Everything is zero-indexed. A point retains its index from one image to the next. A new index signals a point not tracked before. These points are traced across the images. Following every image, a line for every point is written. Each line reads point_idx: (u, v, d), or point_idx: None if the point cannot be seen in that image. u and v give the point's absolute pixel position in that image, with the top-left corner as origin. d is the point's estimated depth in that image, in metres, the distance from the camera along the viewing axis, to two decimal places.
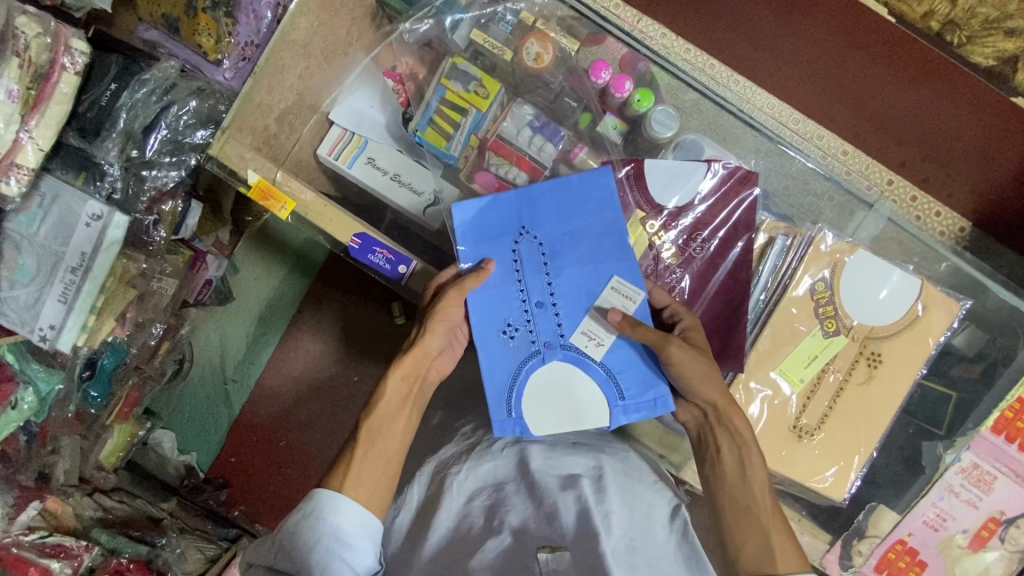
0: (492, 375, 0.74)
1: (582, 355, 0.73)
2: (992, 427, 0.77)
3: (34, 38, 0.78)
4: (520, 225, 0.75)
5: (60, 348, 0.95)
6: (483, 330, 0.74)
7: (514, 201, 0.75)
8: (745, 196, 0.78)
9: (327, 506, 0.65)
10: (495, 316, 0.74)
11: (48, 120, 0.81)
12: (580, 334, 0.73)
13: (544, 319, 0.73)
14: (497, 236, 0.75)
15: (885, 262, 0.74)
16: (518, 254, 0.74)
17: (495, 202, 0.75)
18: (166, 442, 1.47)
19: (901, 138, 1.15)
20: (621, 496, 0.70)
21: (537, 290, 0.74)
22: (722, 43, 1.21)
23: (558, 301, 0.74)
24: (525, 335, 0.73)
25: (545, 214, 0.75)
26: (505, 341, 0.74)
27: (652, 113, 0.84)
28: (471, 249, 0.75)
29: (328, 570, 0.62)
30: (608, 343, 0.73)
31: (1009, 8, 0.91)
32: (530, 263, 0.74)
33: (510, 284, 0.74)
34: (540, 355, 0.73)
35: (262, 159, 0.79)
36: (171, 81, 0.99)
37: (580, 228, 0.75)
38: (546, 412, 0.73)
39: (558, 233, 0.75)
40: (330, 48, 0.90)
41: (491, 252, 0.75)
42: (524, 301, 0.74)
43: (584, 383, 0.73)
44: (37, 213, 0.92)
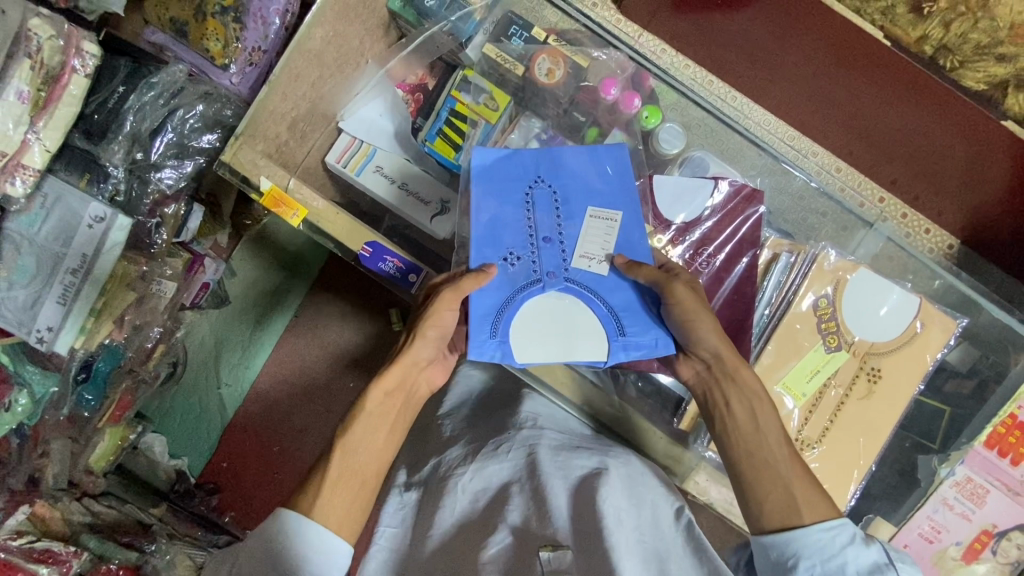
0: (486, 298, 0.73)
1: (583, 289, 0.74)
2: (985, 442, 0.79)
3: (47, 40, 0.77)
4: (537, 174, 0.78)
5: (57, 349, 0.95)
6: (486, 256, 0.75)
7: (535, 157, 0.79)
8: (752, 213, 0.80)
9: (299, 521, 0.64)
10: (501, 244, 0.75)
11: (57, 123, 0.81)
12: (580, 257, 0.75)
13: (549, 252, 0.75)
14: (512, 181, 0.78)
15: (885, 279, 0.77)
16: (532, 199, 0.77)
17: (517, 154, 0.78)
18: (157, 446, 1.40)
19: (891, 156, 1.17)
20: (628, 493, 0.71)
21: (546, 228, 0.76)
22: (718, 58, 1.22)
23: (567, 241, 0.76)
24: (527, 263, 0.75)
25: (564, 165, 0.79)
26: (506, 268, 0.75)
27: (660, 131, 0.85)
28: (485, 189, 0.77)
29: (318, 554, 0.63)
30: (608, 258, 0.75)
31: (999, 35, 0.88)
32: (542, 208, 0.77)
33: (518, 222, 0.76)
34: (541, 283, 0.74)
35: (275, 166, 0.79)
36: (179, 85, 0.98)
37: (596, 177, 0.78)
38: (540, 337, 0.73)
39: (572, 183, 0.78)
40: (344, 57, 0.90)
41: (503, 193, 0.77)
42: (531, 234, 0.76)
43: (581, 313, 0.74)
44: (39, 214, 0.92)
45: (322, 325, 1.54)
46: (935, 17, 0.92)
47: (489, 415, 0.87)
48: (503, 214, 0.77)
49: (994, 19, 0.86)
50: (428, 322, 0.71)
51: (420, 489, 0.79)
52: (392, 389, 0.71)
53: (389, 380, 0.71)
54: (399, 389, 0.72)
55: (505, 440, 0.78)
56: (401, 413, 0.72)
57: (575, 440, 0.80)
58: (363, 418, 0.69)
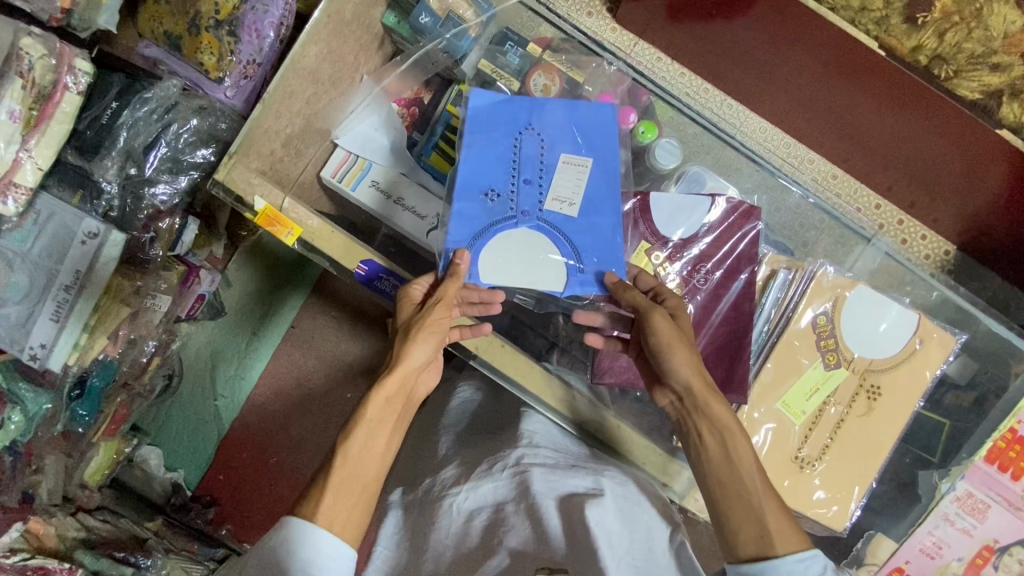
0: (461, 225, 0.76)
1: (554, 227, 0.76)
2: (986, 456, 0.77)
3: (38, 59, 0.77)
4: (528, 120, 0.79)
5: (51, 367, 0.95)
6: (468, 187, 0.77)
7: (528, 105, 0.79)
8: (749, 230, 0.79)
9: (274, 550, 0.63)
10: (483, 179, 0.77)
11: (49, 140, 0.80)
12: (552, 199, 0.77)
13: (527, 192, 0.76)
14: (502, 124, 0.79)
15: (883, 296, 0.77)
16: (519, 142, 0.78)
17: (512, 99, 0.79)
18: (153, 457, 1.43)
19: (885, 164, 1.18)
20: (622, 518, 0.71)
21: (529, 170, 0.77)
22: (713, 67, 1.25)
23: (547, 185, 0.77)
24: (505, 200, 0.76)
25: (555, 115, 0.79)
26: (484, 203, 0.76)
27: (657, 145, 0.85)
28: (476, 124, 0.78)
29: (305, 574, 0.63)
30: (579, 203, 0.76)
31: (993, 45, 0.91)
32: (528, 152, 0.78)
33: (503, 160, 0.77)
34: (515, 219, 0.76)
35: (270, 184, 0.78)
36: (173, 100, 0.98)
37: (581, 133, 0.79)
38: (507, 272, 0.75)
39: (560, 133, 0.79)
40: (338, 73, 0.91)
41: (491, 133, 0.78)
42: (513, 175, 0.77)
43: (548, 252, 0.75)
44: (32, 230, 0.92)
45: (319, 334, 1.54)
46: (929, 26, 0.92)
47: (487, 433, 0.87)
48: (489, 150, 0.78)
49: (988, 29, 0.90)
50: (422, 333, 0.70)
51: (416, 507, 0.78)
52: (393, 403, 0.71)
53: (382, 402, 0.70)
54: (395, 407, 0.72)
55: (500, 458, 0.77)
56: (396, 434, 0.71)
57: (570, 458, 0.78)
58: (358, 438, 0.68)
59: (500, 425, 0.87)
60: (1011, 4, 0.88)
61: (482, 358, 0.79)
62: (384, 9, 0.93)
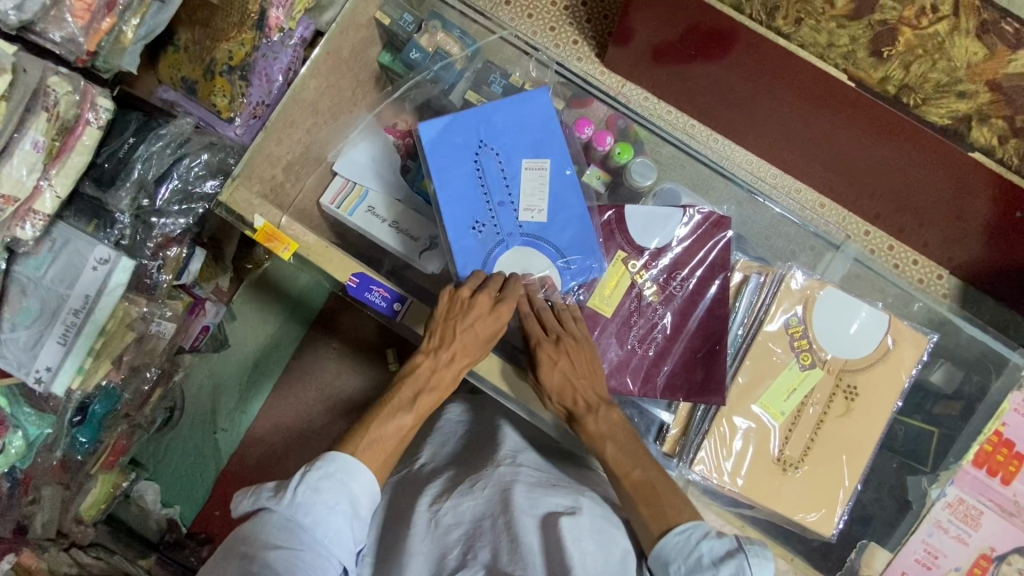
0: (466, 265, 0.80)
1: (537, 237, 0.81)
2: (974, 462, 0.84)
3: (64, 95, 0.81)
4: (480, 138, 0.82)
5: (54, 390, 0.98)
6: (455, 226, 0.80)
7: (473, 122, 0.82)
8: (720, 238, 0.82)
9: (348, 472, 0.66)
10: (464, 215, 0.80)
11: (68, 170, 0.86)
12: (523, 211, 0.81)
13: (504, 213, 0.81)
14: (457, 149, 0.82)
15: (854, 298, 0.78)
16: (480, 163, 0.82)
17: (457, 118, 0.82)
18: (149, 493, 1.46)
19: (872, 192, 1.25)
20: (597, 539, 0.69)
21: (498, 191, 0.82)
22: (699, 105, 1.34)
23: (517, 199, 0.82)
24: (490, 228, 0.80)
25: (499, 125, 0.83)
26: (475, 235, 0.80)
27: (632, 165, 0.89)
28: (437, 162, 0.81)
29: (355, 500, 0.66)
30: (546, 209, 0.82)
31: (957, 75, 0.87)
32: (491, 171, 0.82)
33: (472, 187, 0.81)
34: (504, 243, 0.81)
35: (269, 205, 0.83)
36: (185, 136, 1.05)
37: (531, 136, 0.83)
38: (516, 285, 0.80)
39: (511, 141, 0.83)
40: (337, 106, 1.00)
41: (451, 165, 0.81)
42: (487, 201, 0.81)
43: (538, 262, 0.81)
44: (47, 257, 0.97)
45: (319, 367, 1.54)
46: (894, 60, 0.91)
47: (472, 451, 0.87)
48: (455, 183, 0.81)
49: (951, 61, 0.86)
50: (461, 332, 0.74)
51: (396, 522, 0.78)
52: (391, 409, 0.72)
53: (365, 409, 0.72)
54: (409, 383, 0.73)
55: (481, 477, 0.76)
56: (396, 436, 0.72)
57: (551, 478, 0.78)
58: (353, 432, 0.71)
59: (486, 442, 0.87)
60: (974, 37, 0.82)
61: (475, 372, 0.80)
62: (380, 49, 1.02)
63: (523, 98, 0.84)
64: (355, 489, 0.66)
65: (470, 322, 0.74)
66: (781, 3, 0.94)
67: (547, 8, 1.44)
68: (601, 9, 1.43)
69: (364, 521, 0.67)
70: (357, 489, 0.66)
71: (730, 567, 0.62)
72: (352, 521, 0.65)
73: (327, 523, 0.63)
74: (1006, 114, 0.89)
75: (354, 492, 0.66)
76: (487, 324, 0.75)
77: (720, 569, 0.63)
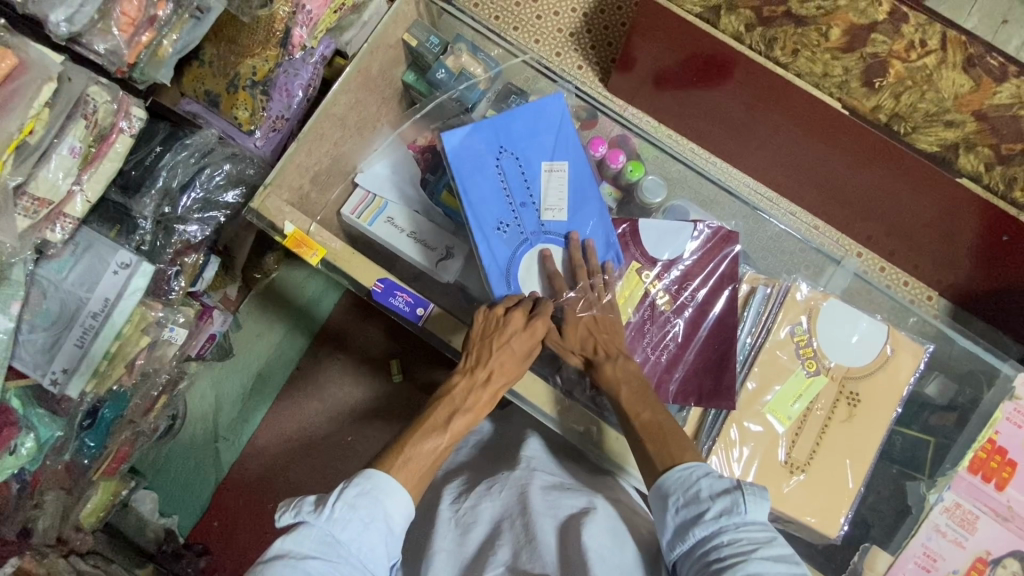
0: (493, 263, 0.85)
1: (557, 235, 0.86)
2: (968, 467, 0.82)
3: (102, 104, 0.85)
4: (501, 145, 0.88)
5: (68, 392, 1.00)
6: (481, 227, 0.85)
7: (493, 130, 0.88)
8: (728, 252, 0.86)
9: (386, 489, 0.66)
10: (489, 216, 0.86)
11: (99, 177, 0.89)
12: (543, 212, 0.87)
13: (526, 213, 0.87)
14: (480, 155, 0.87)
15: (854, 309, 0.82)
16: (501, 167, 0.88)
17: (478, 126, 0.88)
18: (146, 503, 1.45)
19: (865, 214, 1.30)
20: (612, 534, 0.71)
21: (519, 193, 0.87)
22: (700, 129, 1.39)
23: (537, 200, 0.87)
24: (514, 228, 0.86)
25: (518, 133, 0.89)
26: (500, 235, 0.86)
27: (644, 182, 0.94)
28: (461, 168, 0.86)
29: (389, 519, 0.65)
30: (565, 208, 0.87)
31: (944, 105, 0.95)
32: (512, 175, 0.87)
33: (495, 190, 0.87)
34: (527, 241, 0.86)
35: (298, 213, 0.86)
36: (210, 146, 1.09)
37: (548, 140, 0.89)
38: (542, 281, 0.85)
39: (529, 145, 0.89)
40: (362, 120, 1.03)
41: (476, 169, 0.87)
42: (510, 202, 0.87)
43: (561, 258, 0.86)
44: (69, 260, 0.99)
45: (322, 377, 1.54)
46: (885, 90, 0.98)
47: (489, 458, 0.89)
48: (480, 187, 0.87)
49: (939, 92, 0.93)
50: (498, 351, 0.77)
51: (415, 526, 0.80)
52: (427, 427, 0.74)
53: None
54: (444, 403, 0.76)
55: (498, 481, 0.79)
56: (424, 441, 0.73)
57: (566, 481, 0.80)
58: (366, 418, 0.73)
59: (502, 453, 0.89)
60: (962, 70, 0.91)
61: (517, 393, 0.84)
62: (404, 69, 1.06)
63: (539, 105, 0.90)
64: (390, 508, 0.66)
65: (506, 340, 0.78)
66: (778, 34, 1.00)
67: (555, 35, 1.51)
68: (605, 36, 1.49)
69: (398, 540, 0.67)
70: (391, 509, 0.66)
71: (724, 501, 0.63)
72: (387, 540, 0.65)
73: (363, 538, 0.63)
74: (993, 142, 0.97)
75: (388, 511, 0.65)
76: (526, 341, 0.78)
77: (715, 503, 0.64)
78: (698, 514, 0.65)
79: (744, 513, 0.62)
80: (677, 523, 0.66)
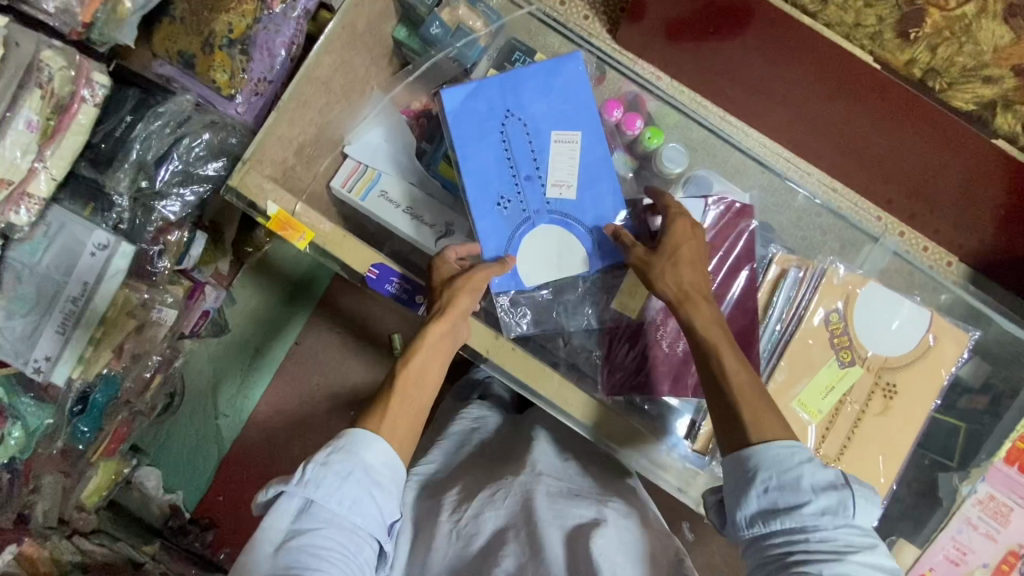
0: (491, 241, 0.81)
1: (564, 214, 0.82)
2: (1005, 458, 0.81)
3: (58, 71, 0.77)
4: (508, 109, 0.82)
5: (54, 380, 0.95)
6: (480, 201, 0.81)
7: (502, 94, 0.82)
8: (744, 228, 0.81)
9: (361, 441, 0.63)
10: (489, 191, 0.81)
11: (64, 151, 0.81)
12: (550, 187, 0.82)
13: (531, 189, 0.81)
14: (484, 121, 0.81)
15: (895, 295, 0.77)
16: (508, 136, 0.82)
17: (483, 88, 0.81)
18: (150, 479, 1.43)
19: (887, 178, 1.22)
20: (626, 551, 0.69)
21: (526, 165, 0.82)
22: (714, 85, 1.29)
23: (544, 173, 0.82)
24: (517, 205, 0.81)
25: (529, 98, 0.82)
26: (500, 211, 0.81)
27: (663, 150, 0.87)
28: (463, 135, 0.81)
29: (368, 472, 0.62)
30: (575, 184, 0.82)
31: (983, 59, 0.84)
32: (519, 145, 0.82)
33: (499, 162, 0.81)
34: (530, 220, 0.81)
35: (281, 189, 0.80)
36: (186, 113, 1.00)
37: (561, 105, 0.82)
38: (545, 266, 0.82)
39: (540, 113, 0.82)
40: (349, 84, 0.93)
41: (479, 138, 0.81)
42: (515, 176, 0.81)
43: (567, 240, 0.82)
44: (42, 242, 0.93)
45: (323, 351, 1.51)
46: (920, 42, 0.88)
47: (497, 462, 0.86)
48: (482, 156, 0.81)
49: (976, 45, 0.83)
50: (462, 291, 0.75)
51: (418, 523, 0.77)
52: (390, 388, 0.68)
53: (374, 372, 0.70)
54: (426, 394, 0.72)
55: (502, 486, 0.75)
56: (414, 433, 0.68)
57: (573, 487, 0.78)
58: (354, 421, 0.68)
59: (508, 458, 0.86)
60: (999, 21, 0.78)
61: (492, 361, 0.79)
62: (395, 23, 0.96)
63: (554, 64, 0.83)
64: (367, 459, 0.62)
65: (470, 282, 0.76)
66: None
67: None
68: None
69: (390, 490, 0.63)
70: (368, 459, 0.62)
71: (830, 498, 0.58)
72: (372, 491, 0.62)
73: (342, 493, 0.61)
74: None
75: (365, 462, 0.62)
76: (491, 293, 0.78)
77: (819, 498, 0.58)
78: (794, 503, 0.59)
79: (850, 514, 0.58)
80: (765, 505, 0.60)
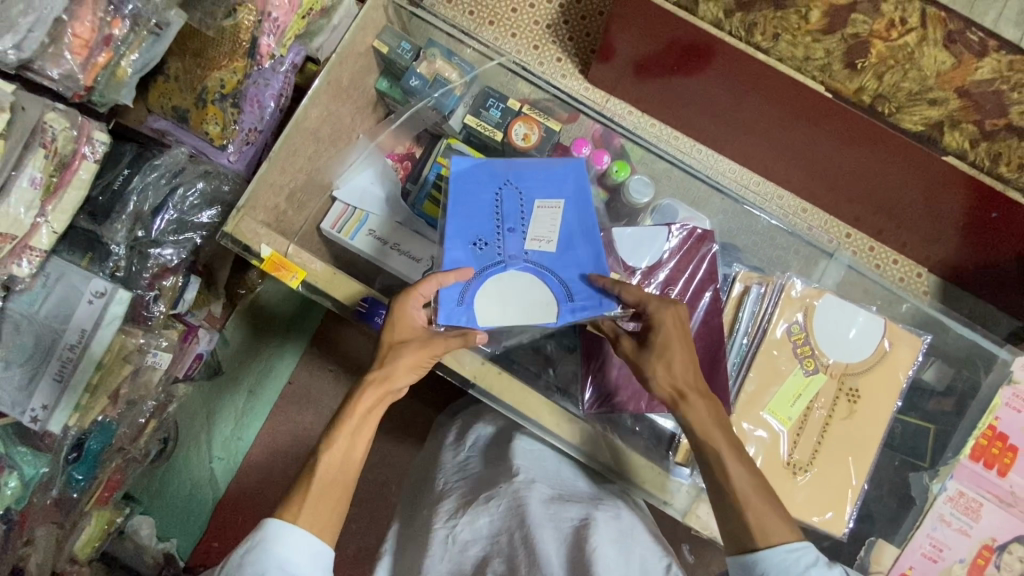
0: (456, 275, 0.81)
1: (540, 266, 0.82)
2: (972, 456, 0.88)
3: (61, 131, 0.81)
4: (506, 176, 0.86)
5: (51, 428, 0.96)
6: (456, 237, 0.82)
7: (505, 165, 0.87)
8: (705, 252, 0.87)
9: (272, 536, 0.63)
10: (468, 230, 0.83)
11: (64, 205, 0.86)
12: (529, 240, 0.83)
13: (512, 239, 0.83)
14: (482, 182, 0.86)
15: (850, 306, 0.82)
16: (501, 196, 0.85)
17: (490, 159, 0.87)
18: (144, 527, 1.40)
19: (852, 194, 1.29)
20: (617, 547, 0.71)
21: (511, 219, 0.84)
22: (682, 117, 1.37)
23: (526, 227, 0.84)
24: (493, 248, 0.82)
25: (528, 169, 0.87)
26: (474, 251, 0.82)
27: (630, 182, 0.94)
28: (459, 190, 0.85)
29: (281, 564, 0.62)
30: (556, 241, 0.83)
31: (927, 84, 0.91)
32: (509, 205, 0.85)
33: (485, 213, 0.84)
34: (503, 263, 0.82)
35: (274, 234, 0.84)
36: (180, 165, 1.07)
37: (556, 178, 0.86)
38: (507, 310, 0.80)
39: (535, 184, 0.86)
40: (336, 133, 1.00)
41: (472, 193, 0.85)
42: (498, 225, 0.84)
43: (541, 292, 0.81)
44: (40, 293, 0.95)
45: (315, 388, 1.52)
46: (868, 70, 0.95)
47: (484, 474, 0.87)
48: (470, 205, 0.84)
49: (921, 70, 0.89)
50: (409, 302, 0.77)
51: (415, 541, 0.79)
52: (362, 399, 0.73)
53: (370, 404, 0.73)
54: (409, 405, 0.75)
55: (495, 493, 0.77)
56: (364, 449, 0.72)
57: (563, 492, 0.80)
58: (343, 432, 0.71)
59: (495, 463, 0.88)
60: (942, 46, 0.86)
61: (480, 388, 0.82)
62: (377, 76, 1.03)
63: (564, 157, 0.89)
64: (279, 553, 0.62)
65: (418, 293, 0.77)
66: (759, 18, 0.96)
67: (531, 27, 1.47)
68: (583, 27, 1.46)
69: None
70: (280, 552, 0.63)
71: None
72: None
73: None
74: (977, 119, 0.93)
75: (280, 555, 0.62)
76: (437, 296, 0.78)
77: None
78: None
79: None
80: None
